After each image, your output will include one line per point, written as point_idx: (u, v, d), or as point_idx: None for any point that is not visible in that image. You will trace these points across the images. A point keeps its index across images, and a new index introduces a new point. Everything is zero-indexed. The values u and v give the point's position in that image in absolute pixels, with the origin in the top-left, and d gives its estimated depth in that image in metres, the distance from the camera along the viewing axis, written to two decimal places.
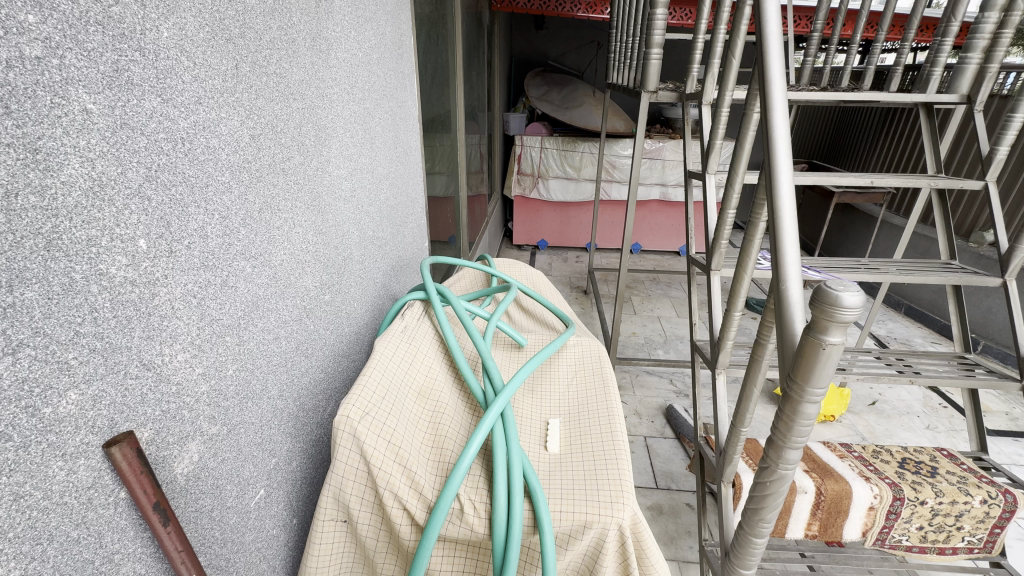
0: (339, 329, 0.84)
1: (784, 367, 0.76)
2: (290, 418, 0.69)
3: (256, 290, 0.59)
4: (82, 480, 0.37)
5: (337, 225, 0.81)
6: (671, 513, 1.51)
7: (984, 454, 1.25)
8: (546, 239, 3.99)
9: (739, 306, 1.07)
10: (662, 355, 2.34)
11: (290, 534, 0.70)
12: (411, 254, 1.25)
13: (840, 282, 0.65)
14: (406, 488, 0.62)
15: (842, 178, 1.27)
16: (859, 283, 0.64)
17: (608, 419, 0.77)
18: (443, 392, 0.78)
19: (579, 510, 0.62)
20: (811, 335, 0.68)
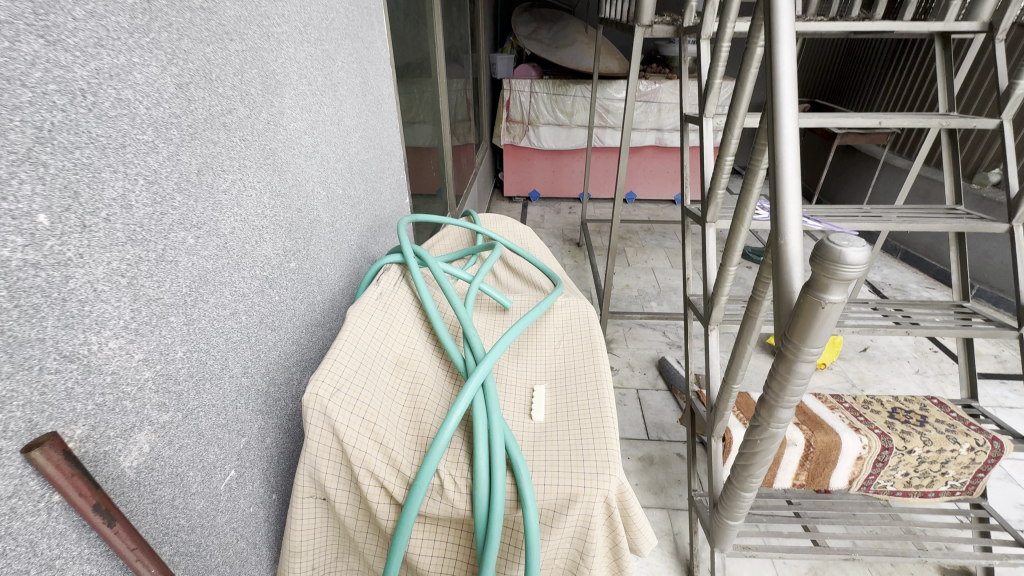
0: (310, 298, 0.79)
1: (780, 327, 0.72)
2: (259, 394, 0.65)
3: (203, 263, 0.53)
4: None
5: (298, 185, 0.74)
6: (662, 463, 1.54)
7: (975, 401, 1.24)
8: (538, 190, 3.87)
9: (734, 260, 1.02)
10: (655, 307, 2.32)
11: (270, 510, 0.69)
12: (389, 212, 1.17)
13: (843, 236, 0.60)
14: (383, 465, 0.59)
15: (849, 119, 1.18)
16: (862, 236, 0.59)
17: (595, 384, 0.75)
18: (421, 361, 0.74)
19: (563, 483, 0.60)
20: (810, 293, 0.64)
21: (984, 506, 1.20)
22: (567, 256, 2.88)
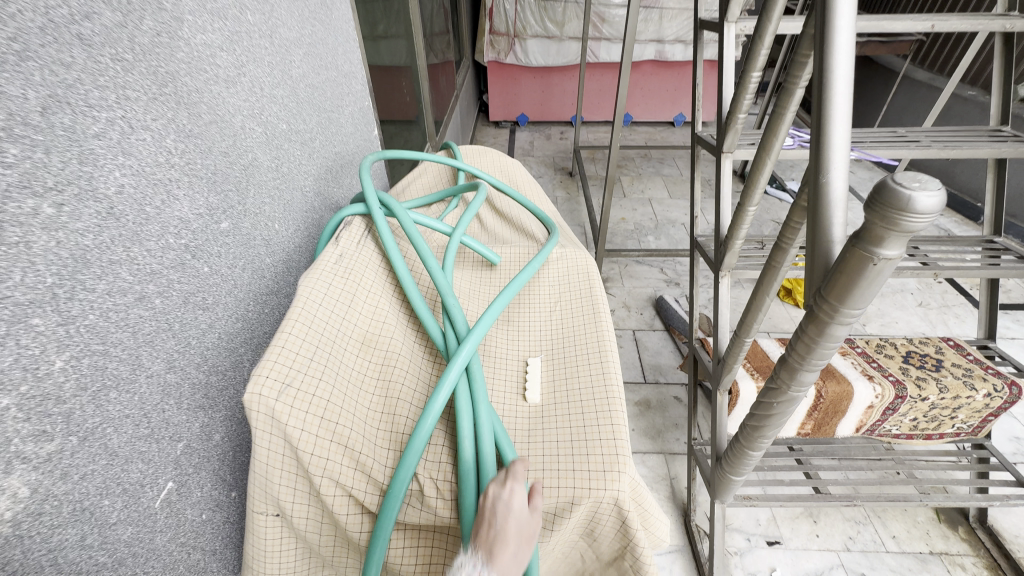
0: (254, 263, 0.65)
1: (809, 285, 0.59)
2: (196, 388, 0.54)
3: (77, 239, 0.39)
4: None
5: (218, 119, 0.57)
6: (659, 407, 1.50)
7: (991, 341, 1.18)
8: (526, 113, 3.57)
9: (755, 199, 0.87)
10: (653, 242, 2.20)
11: (228, 509, 0.60)
12: (351, 147, 1.00)
13: (911, 175, 0.45)
14: (350, 472, 0.50)
15: (897, 23, 0.99)
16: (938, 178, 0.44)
17: (598, 356, 0.64)
18: (393, 338, 0.62)
19: (566, 484, 0.52)
20: (858, 246, 0.50)
21: (988, 446, 1.17)
22: (559, 187, 2.70)
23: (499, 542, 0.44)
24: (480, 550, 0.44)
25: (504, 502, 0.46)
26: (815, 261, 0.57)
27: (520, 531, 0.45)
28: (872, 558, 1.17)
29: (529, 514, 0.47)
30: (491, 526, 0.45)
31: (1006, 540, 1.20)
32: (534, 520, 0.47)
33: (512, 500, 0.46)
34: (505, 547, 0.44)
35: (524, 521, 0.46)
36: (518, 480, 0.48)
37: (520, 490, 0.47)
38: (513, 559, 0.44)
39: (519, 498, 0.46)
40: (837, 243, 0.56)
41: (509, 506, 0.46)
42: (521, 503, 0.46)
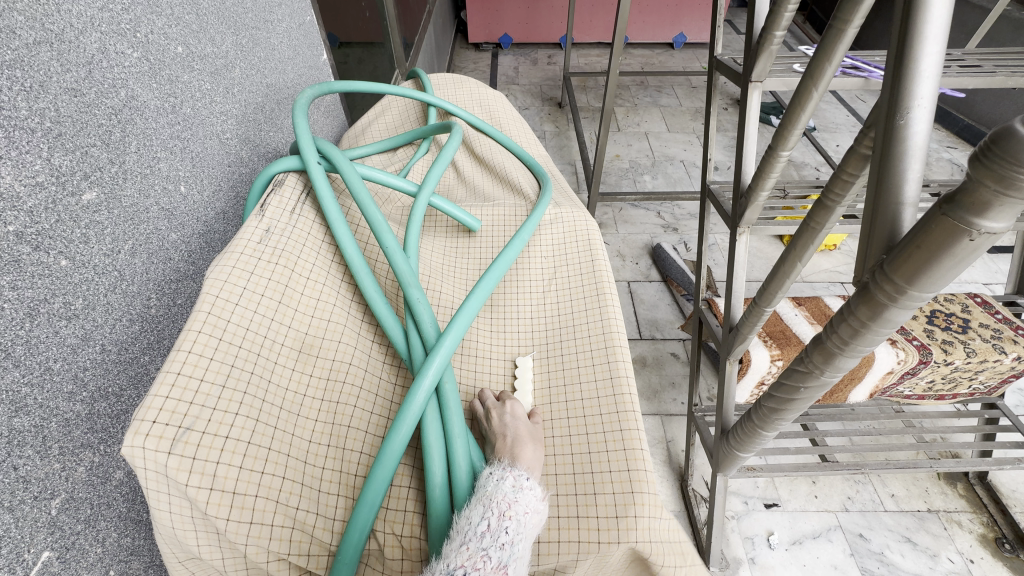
0: (150, 242, 0.49)
1: (857, 275, 0.39)
2: (70, 423, 0.40)
3: None
4: None
5: (53, 36, 0.38)
6: (655, 365, 1.41)
7: (1019, 297, 1.08)
8: (509, 34, 3.20)
9: (791, 144, 0.68)
10: (649, 182, 2.02)
11: (146, 552, 0.48)
12: (289, 77, 0.79)
13: None
14: (286, 536, 0.38)
15: None
16: None
17: (606, 357, 0.51)
18: (341, 342, 0.48)
19: (569, 537, 0.41)
20: (949, 214, 0.30)
21: (999, 406, 1.10)
22: (547, 120, 2.46)
23: (516, 443, 0.43)
24: (503, 458, 0.42)
25: (506, 414, 0.46)
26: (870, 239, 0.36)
27: (531, 434, 0.45)
28: (870, 518, 1.14)
29: (533, 423, 0.46)
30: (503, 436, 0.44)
31: (1003, 495, 1.17)
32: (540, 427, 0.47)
33: (513, 410, 0.46)
34: (523, 445, 0.43)
35: (530, 427, 0.45)
36: (511, 398, 0.48)
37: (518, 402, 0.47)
38: (535, 455, 0.43)
39: (519, 407, 0.47)
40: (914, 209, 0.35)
41: (512, 413, 0.46)
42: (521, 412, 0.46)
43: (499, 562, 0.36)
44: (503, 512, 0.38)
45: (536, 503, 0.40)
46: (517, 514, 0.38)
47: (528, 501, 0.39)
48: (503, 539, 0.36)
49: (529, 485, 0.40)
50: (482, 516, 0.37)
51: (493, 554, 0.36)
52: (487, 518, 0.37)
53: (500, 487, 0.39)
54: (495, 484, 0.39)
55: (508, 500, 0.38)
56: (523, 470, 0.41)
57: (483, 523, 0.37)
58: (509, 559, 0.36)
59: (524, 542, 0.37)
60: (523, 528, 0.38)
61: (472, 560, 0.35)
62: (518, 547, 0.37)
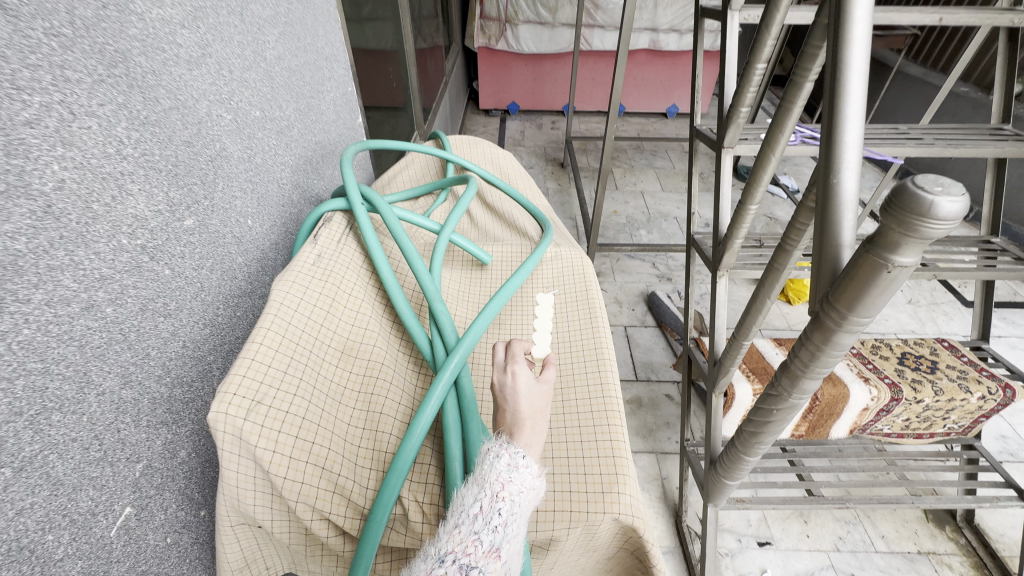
0: (224, 262, 0.60)
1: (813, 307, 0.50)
2: (156, 404, 0.49)
3: (8, 243, 0.34)
4: None
5: (181, 105, 0.51)
6: (650, 405, 1.48)
7: (984, 343, 1.17)
8: (517, 102, 3.49)
9: (757, 198, 0.83)
10: (645, 236, 2.17)
11: (197, 531, 0.56)
12: (333, 137, 0.94)
13: (935, 179, 0.36)
14: (329, 495, 0.46)
15: (907, 16, 0.93)
16: (969, 183, 0.35)
17: (596, 367, 0.61)
18: (376, 343, 0.58)
19: (562, 508, 0.48)
20: (872, 252, 0.40)
21: (977, 447, 1.15)
22: (550, 178, 2.65)
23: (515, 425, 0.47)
24: (503, 435, 0.46)
25: (510, 385, 0.50)
26: (821, 271, 0.47)
27: (532, 409, 0.49)
28: (861, 558, 1.16)
29: (535, 389, 0.50)
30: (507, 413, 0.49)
31: (992, 539, 1.20)
32: (543, 391, 0.51)
33: (516, 382, 0.50)
34: (523, 424, 0.47)
35: (532, 400, 0.49)
36: (518, 363, 0.52)
37: (520, 371, 0.51)
38: (534, 434, 0.47)
39: (521, 378, 0.50)
40: (848, 248, 0.46)
41: (514, 387, 0.50)
42: (528, 379, 0.51)
43: (490, 546, 0.40)
44: (497, 494, 0.42)
45: (528, 485, 0.44)
46: (510, 496, 0.42)
47: (519, 484, 0.43)
48: (495, 522, 0.41)
49: (523, 464, 0.44)
50: (476, 500, 0.42)
51: (484, 539, 0.40)
52: (479, 501, 0.42)
53: (495, 466, 0.43)
54: (491, 466, 0.44)
55: (501, 484, 0.43)
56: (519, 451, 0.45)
57: (476, 506, 0.42)
58: (500, 544, 0.41)
59: (516, 524, 0.42)
60: (514, 512, 0.42)
61: (463, 546, 0.40)
62: (510, 529, 0.41)
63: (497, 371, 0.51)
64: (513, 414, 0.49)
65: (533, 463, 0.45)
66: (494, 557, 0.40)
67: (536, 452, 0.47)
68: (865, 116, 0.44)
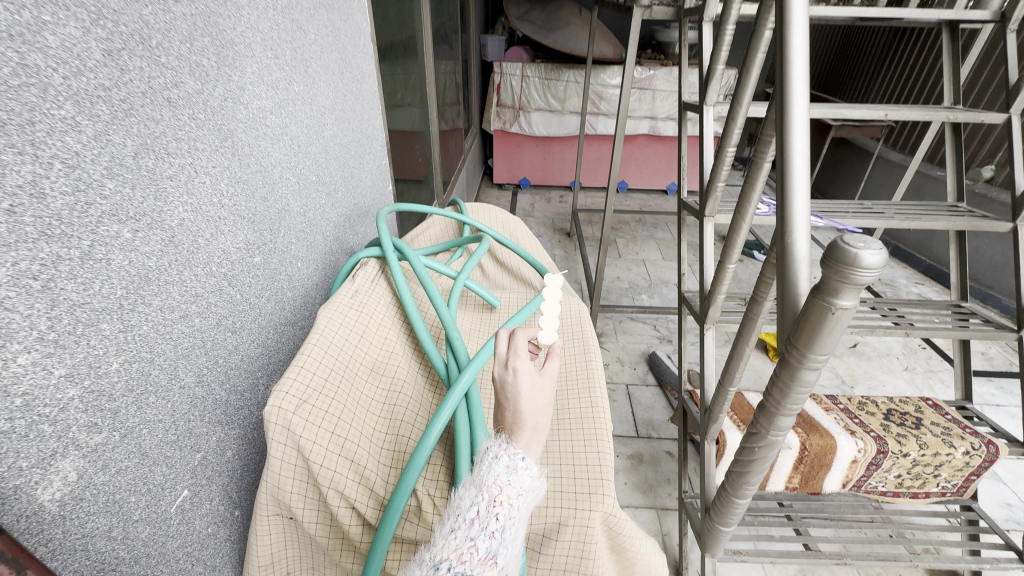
0: (278, 295, 0.72)
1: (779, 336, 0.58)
2: (218, 404, 0.59)
3: (145, 260, 0.47)
4: None
5: (263, 169, 0.67)
6: (651, 461, 1.51)
7: (968, 402, 1.23)
8: (528, 178, 3.78)
9: (734, 257, 0.96)
10: (646, 300, 2.28)
11: (232, 528, 0.63)
12: (369, 201, 1.10)
13: (858, 236, 0.46)
14: (355, 484, 0.55)
15: (857, 112, 1.11)
16: (882, 237, 0.46)
17: (588, 393, 0.70)
18: (399, 364, 0.69)
19: (554, 505, 0.56)
20: (819, 299, 0.49)
21: (975, 508, 1.17)
22: (557, 246, 2.83)
23: (515, 425, 0.52)
24: (502, 435, 0.52)
25: (511, 382, 0.54)
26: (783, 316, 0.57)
27: (534, 409, 0.54)
28: None
29: (536, 385, 0.55)
30: (507, 411, 0.54)
31: None
32: (542, 386, 0.56)
33: (517, 379, 0.55)
34: (523, 426, 0.52)
35: (535, 402, 0.54)
36: (520, 360, 0.56)
37: (521, 368, 0.55)
38: (534, 436, 0.53)
39: (522, 375, 0.55)
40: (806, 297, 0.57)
41: (515, 385, 0.54)
42: (528, 375, 0.55)
43: (486, 554, 0.45)
44: (495, 498, 0.47)
45: (525, 488, 0.48)
46: (508, 499, 0.47)
47: (517, 488, 0.48)
48: (491, 529, 0.45)
49: (520, 468, 0.49)
50: (473, 504, 0.46)
51: (479, 547, 0.44)
52: (477, 505, 0.46)
53: (495, 468, 0.48)
54: (490, 468, 0.48)
55: (499, 488, 0.47)
56: (518, 453, 0.50)
57: (473, 510, 0.46)
58: (496, 551, 0.45)
59: (512, 530, 0.46)
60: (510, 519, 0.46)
61: (458, 554, 0.44)
62: (506, 538, 0.46)
63: (499, 367, 0.56)
64: (514, 412, 0.53)
65: (530, 467, 0.50)
66: (489, 564, 0.44)
67: (534, 455, 0.52)
68: (811, 196, 0.57)
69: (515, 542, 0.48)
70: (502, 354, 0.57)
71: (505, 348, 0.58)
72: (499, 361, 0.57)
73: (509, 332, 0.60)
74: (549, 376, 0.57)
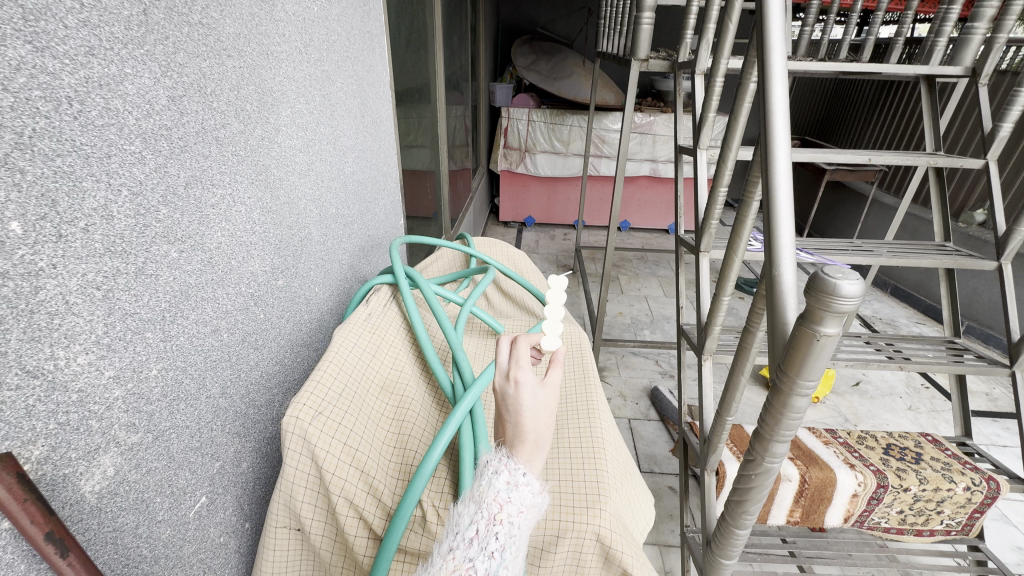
0: (296, 317, 0.77)
1: (771, 361, 0.61)
2: (237, 416, 0.63)
3: (186, 278, 0.52)
4: None
5: (290, 201, 0.73)
6: (653, 496, 1.50)
7: (969, 439, 1.23)
8: (533, 216, 3.89)
9: (728, 290, 1.01)
10: (648, 335, 2.31)
11: (241, 540, 0.65)
12: (382, 233, 1.17)
13: (837, 267, 0.48)
14: (363, 494, 0.58)
15: (841, 156, 1.18)
16: (858, 266, 0.47)
17: (587, 414, 0.73)
18: (408, 384, 0.73)
19: (555, 518, 0.59)
20: (806, 330, 0.51)
21: (982, 549, 1.15)
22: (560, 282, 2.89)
23: (518, 439, 0.54)
24: (503, 450, 0.55)
25: (513, 394, 0.56)
26: (775, 344, 0.60)
27: (536, 424, 0.55)
28: None
29: (538, 399, 0.57)
30: (510, 424, 0.55)
31: None
32: (543, 397, 0.57)
33: (519, 391, 0.56)
34: (523, 442, 0.54)
35: (536, 418, 0.56)
36: (522, 371, 0.57)
37: (523, 379, 0.57)
38: (534, 454, 0.55)
39: (524, 387, 0.56)
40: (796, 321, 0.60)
41: (517, 397, 0.56)
42: (529, 386, 0.57)
43: (485, 571, 0.46)
44: (495, 516, 0.49)
45: (525, 505, 0.51)
46: (507, 519, 0.49)
47: (516, 505, 0.50)
48: (490, 549, 0.47)
49: (520, 485, 0.51)
50: (473, 523, 0.49)
51: (479, 566, 0.46)
52: (476, 525, 0.49)
53: (495, 485, 0.51)
54: (490, 484, 0.51)
55: (499, 506, 0.49)
56: (518, 469, 0.52)
57: (472, 529, 0.48)
58: (496, 568, 0.47)
59: (511, 550, 0.48)
60: (509, 538, 0.48)
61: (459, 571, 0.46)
62: (505, 557, 0.47)
63: (501, 378, 0.58)
64: (516, 426, 0.55)
65: (530, 483, 0.52)
66: None
67: (534, 471, 0.54)
68: (795, 232, 0.61)
69: (515, 561, 0.49)
70: (504, 365, 0.59)
71: (506, 359, 0.60)
72: (500, 371, 0.58)
73: (511, 339, 0.61)
74: (550, 386, 0.59)
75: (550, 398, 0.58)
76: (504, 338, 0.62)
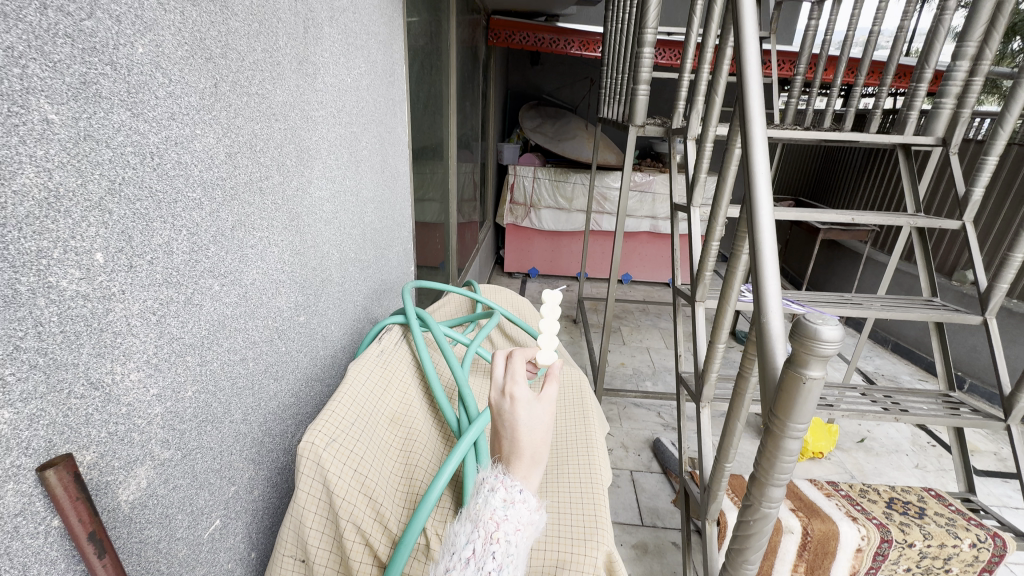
0: (313, 352, 0.82)
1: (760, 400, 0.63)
2: (253, 443, 0.67)
3: (224, 310, 0.58)
4: (40, 512, 0.37)
5: (316, 246, 0.80)
6: (656, 552, 1.46)
7: (972, 495, 1.23)
8: (536, 267, 3.99)
9: (722, 337, 1.05)
10: (651, 387, 2.32)
11: (246, 568, 0.67)
12: (394, 278, 1.23)
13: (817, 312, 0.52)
14: (371, 521, 0.61)
15: (826, 215, 1.26)
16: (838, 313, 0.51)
17: (585, 451, 0.76)
18: (415, 418, 0.77)
19: (553, 549, 0.61)
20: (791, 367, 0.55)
21: None
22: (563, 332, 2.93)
23: (514, 455, 0.59)
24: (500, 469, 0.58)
25: (510, 409, 0.61)
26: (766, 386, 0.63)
27: (532, 441, 0.60)
28: None
29: (535, 419, 0.61)
30: (509, 437, 0.60)
31: None
32: (539, 411, 0.62)
33: (515, 405, 0.61)
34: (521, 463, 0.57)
35: (534, 440, 0.60)
36: (518, 386, 0.62)
37: (519, 394, 0.61)
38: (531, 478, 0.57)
39: (520, 402, 0.61)
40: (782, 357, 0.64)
41: (514, 411, 0.61)
42: (525, 401, 0.61)
43: None
44: (491, 536, 0.50)
45: (522, 523, 0.53)
46: (504, 539, 0.50)
47: (513, 523, 0.52)
48: (487, 568, 0.48)
49: (517, 501, 0.54)
50: (469, 542, 0.50)
51: None
52: (473, 544, 0.50)
53: (491, 503, 0.53)
54: (486, 502, 0.53)
55: (496, 525, 0.51)
56: (514, 487, 0.55)
57: (469, 549, 0.50)
58: None
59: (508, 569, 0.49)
60: (507, 558, 0.50)
61: None
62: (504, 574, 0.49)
63: (497, 393, 0.62)
64: (515, 441, 0.60)
65: (524, 502, 0.54)
66: None
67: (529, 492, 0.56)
68: (779, 278, 0.66)
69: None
70: (500, 381, 0.64)
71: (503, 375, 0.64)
72: (496, 387, 0.63)
73: (507, 355, 0.66)
74: (546, 400, 0.63)
75: (547, 413, 0.62)
76: (499, 355, 0.67)
